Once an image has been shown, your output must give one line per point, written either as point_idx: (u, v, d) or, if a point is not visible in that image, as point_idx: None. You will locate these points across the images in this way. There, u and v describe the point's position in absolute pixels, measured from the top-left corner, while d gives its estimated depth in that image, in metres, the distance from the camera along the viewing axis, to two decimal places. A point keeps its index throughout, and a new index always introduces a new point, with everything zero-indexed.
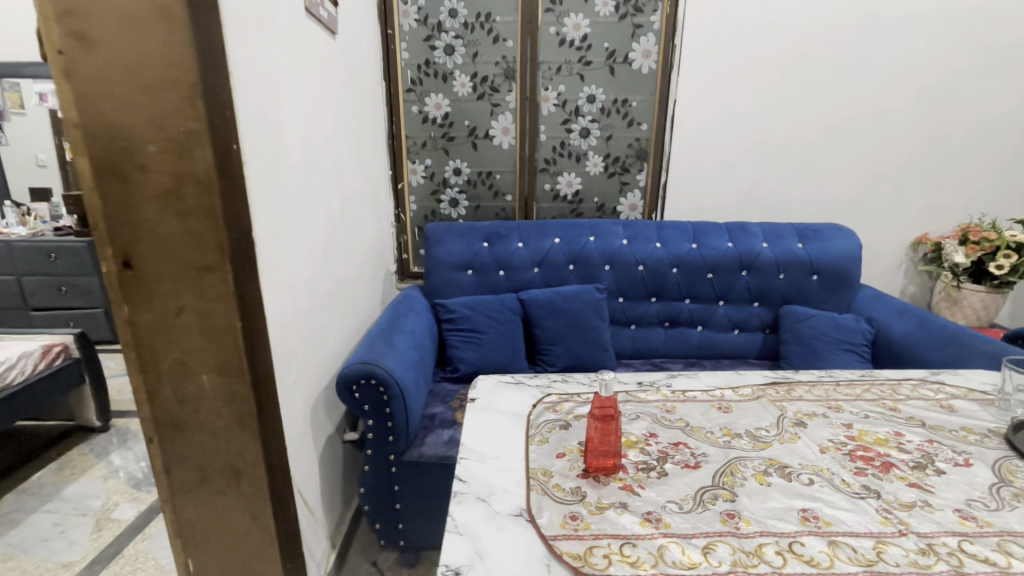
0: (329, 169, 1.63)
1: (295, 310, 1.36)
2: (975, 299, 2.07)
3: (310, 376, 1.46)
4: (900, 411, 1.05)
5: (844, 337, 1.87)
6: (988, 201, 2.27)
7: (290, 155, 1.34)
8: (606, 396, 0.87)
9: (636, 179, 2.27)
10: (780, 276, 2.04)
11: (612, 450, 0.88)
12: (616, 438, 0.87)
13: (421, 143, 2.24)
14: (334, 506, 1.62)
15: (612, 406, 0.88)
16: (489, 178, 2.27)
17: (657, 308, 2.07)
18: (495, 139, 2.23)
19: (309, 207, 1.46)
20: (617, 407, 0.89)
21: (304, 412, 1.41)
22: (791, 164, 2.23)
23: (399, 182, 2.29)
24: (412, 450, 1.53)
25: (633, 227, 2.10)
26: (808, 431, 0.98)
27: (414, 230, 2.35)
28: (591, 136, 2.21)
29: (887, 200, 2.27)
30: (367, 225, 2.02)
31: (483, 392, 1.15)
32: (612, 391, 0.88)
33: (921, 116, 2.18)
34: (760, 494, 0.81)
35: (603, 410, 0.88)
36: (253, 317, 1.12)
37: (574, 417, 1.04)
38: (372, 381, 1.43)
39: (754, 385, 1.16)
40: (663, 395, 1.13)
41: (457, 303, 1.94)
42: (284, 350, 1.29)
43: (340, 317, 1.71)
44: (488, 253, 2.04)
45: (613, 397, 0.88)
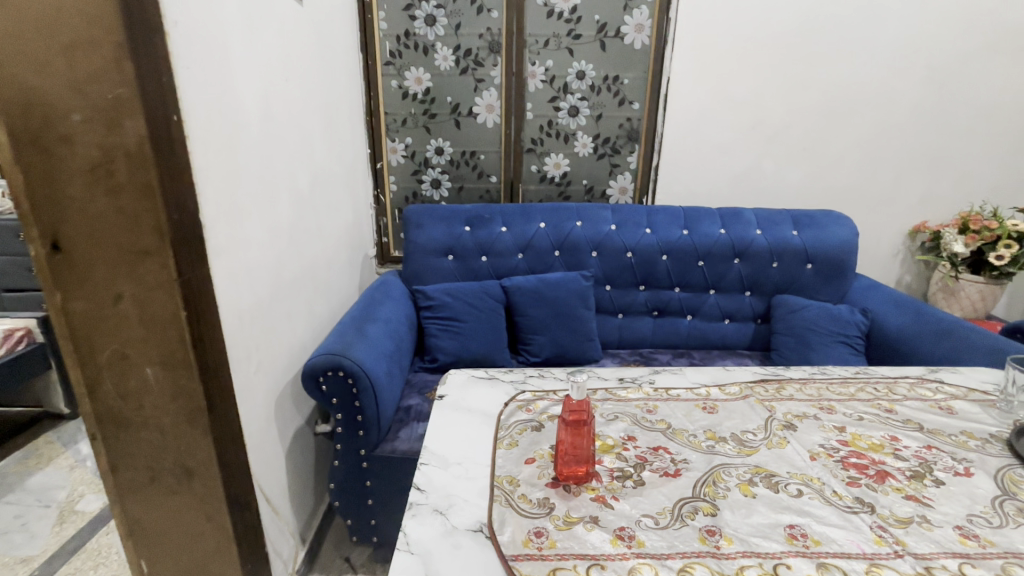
0: (296, 145, 1.52)
1: (255, 296, 1.27)
2: (973, 290, 2.00)
3: (275, 366, 1.37)
4: (896, 413, 0.98)
5: (838, 329, 1.80)
6: (990, 189, 2.19)
7: (247, 128, 1.23)
8: (578, 400, 0.79)
9: (626, 161, 2.17)
10: (773, 265, 1.96)
11: (585, 460, 0.80)
12: (588, 445, 0.80)
13: (401, 120, 2.13)
14: (304, 501, 1.56)
15: (586, 412, 0.80)
16: (473, 158, 2.17)
17: (646, 297, 1.99)
18: (479, 117, 2.11)
19: (269, 186, 1.36)
20: (590, 412, 0.81)
21: (267, 404, 1.34)
22: (788, 148, 2.14)
23: (378, 161, 2.18)
24: (384, 445, 1.46)
25: (622, 211, 2.00)
26: (797, 434, 0.92)
27: (394, 212, 2.25)
28: (580, 115, 2.10)
29: (886, 186, 2.19)
30: (342, 207, 1.92)
31: (452, 388, 1.08)
32: (586, 395, 0.80)
33: (924, 99, 2.08)
34: (743, 507, 0.74)
35: (575, 415, 0.80)
36: (201, 306, 1.03)
37: (547, 417, 0.97)
38: (339, 373, 1.35)
39: (742, 383, 1.09)
40: (645, 393, 1.06)
41: (436, 289, 1.85)
42: (241, 340, 1.20)
43: (310, 303, 1.62)
44: (469, 237, 1.95)
45: (587, 402, 0.80)
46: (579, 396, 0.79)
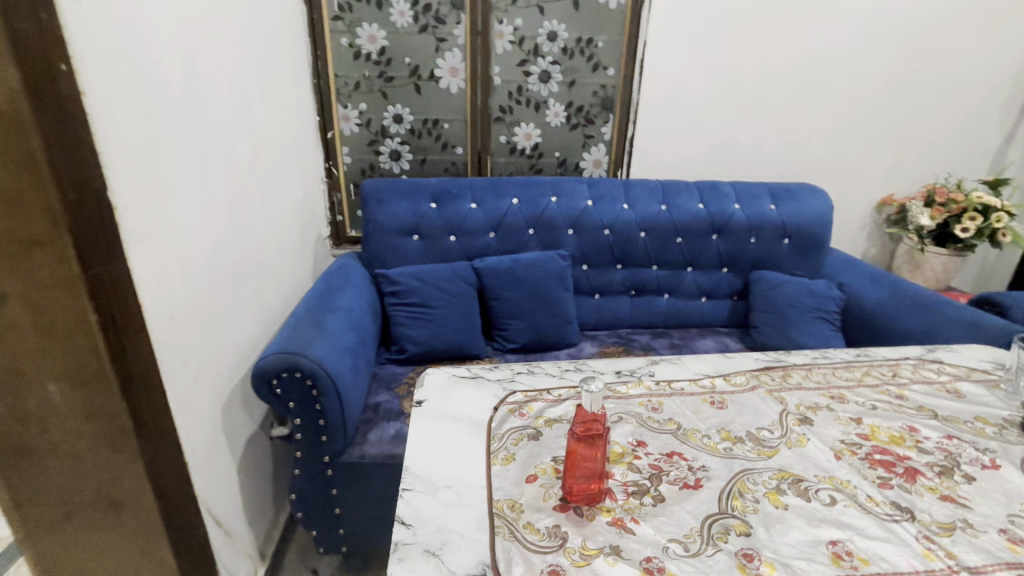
0: (230, 110, 1.30)
1: (189, 290, 1.08)
2: (937, 262, 2.04)
3: (219, 368, 1.19)
4: (908, 399, 0.93)
5: (817, 305, 1.79)
6: (952, 161, 2.21)
7: (165, 87, 1.02)
8: (592, 409, 0.69)
9: (600, 132, 2.04)
10: (752, 240, 1.91)
11: (597, 480, 0.70)
12: (602, 459, 0.69)
13: (354, 84, 1.90)
14: (262, 514, 1.40)
15: (600, 423, 0.70)
16: (436, 127, 1.97)
17: (623, 276, 1.90)
18: (442, 81, 1.92)
19: (200, 159, 1.15)
20: (604, 422, 0.70)
21: (213, 413, 1.16)
22: (763, 117, 2.07)
23: (329, 130, 1.95)
24: (351, 450, 1.31)
25: (598, 185, 1.89)
26: (815, 429, 0.85)
27: (349, 188, 2.04)
28: (552, 80, 1.95)
29: (856, 159, 2.18)
30: (290, 182, 1.70)
31: (432, 392, 0.94)
32: (602, 405, 0.70)
33: (895, 70, 2.06)
34: (777, 523, 0.66)
35: (587, 426, 0.69)
36: (122, 305, 0.84)
37: (544, 423, 0.85)
38: (295, 374, 1.18)
39: (747, 372, 1.01)
40: (647, 387, 0.96)
41: (401, 273, 1.69)
42: (175, 342, 1.01)
43: (258, 293, 1.42)
44: (436, 215, 1.78)
45: (603, 412, 0.70)
46: (595, 405, 0.69)
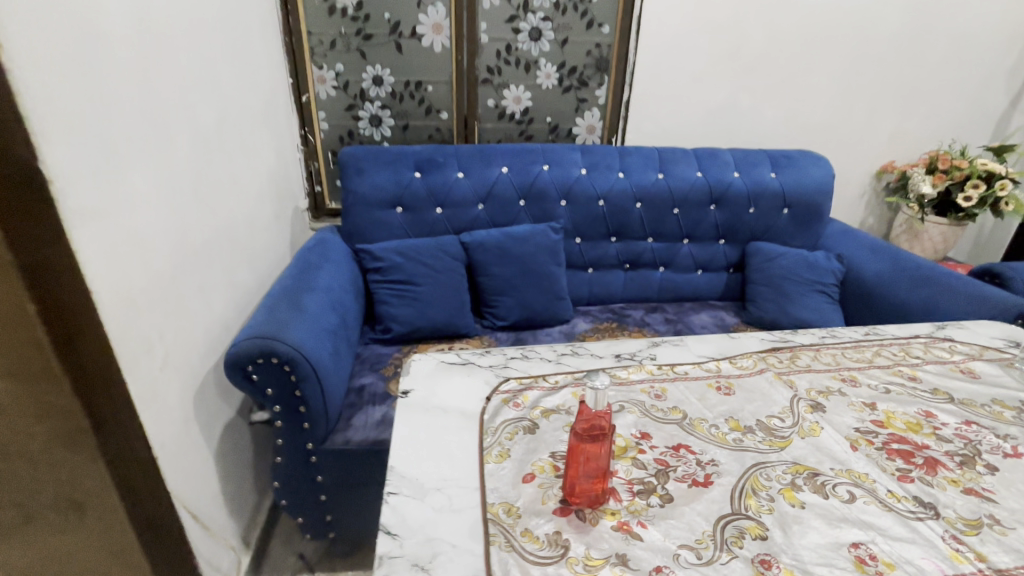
0: (190, 70, 1.17)
1: (151, 271, 0.98)
2: (936, 232, 2.00)
3: (189, 355, 1.10)
4: (921, 381, 0.89)
5: (816, 278, 1.74)
6: (955, 126, 2.15)
7: (109, 42, 0.89)
8: (597, 408, 0.63)
9: (594, 95, 1.92)
10: (750, 210, 1.84)
11: (601, 483, 0.64)
12: (605, 460, 0.63)
13: (329, 42, 1.75)
14: (244, 500, 1.35)
15: (603, 421, 0.64)
16: (419, 89, 1.84)
17: (618, 249, 1.83)
18: (425, 39, 1.77)
19: (157, 124, 1.03)
20: (611, 422, 0.64)
21: (184, 403, 1.08)
22: (765, 80, 1.97)
23: (304, 93, 1.81)
24: (335, 436, 1.25)
25: (592, 153, 1.79)
26: (828, 416, 0.80)
27: (328, 156, 1.91)
28: (543, 39, 1.82)
29: (858, 124, 2.09)
30: (262, 150, 1.58)
31: (419, 380, 0.87)
32: (607, 402, 0.64)
33: (903, 29, 1.95)
34: (795, 524, 0.61)
35: (590, 426, 0.63)
36: (68, 291, 0.75)
37: (541, 414, 0.79)
38: (271, 359, 1.11)
39: (753, 354, 0.96)
40: (649, 372, 0.90)
41: (385, 248, 1.60)
42: (138, 330, 0.92)
43: (230, 271, 1.33)
44: (421, 186, 1.67)
45: (607, 409, 0.63)
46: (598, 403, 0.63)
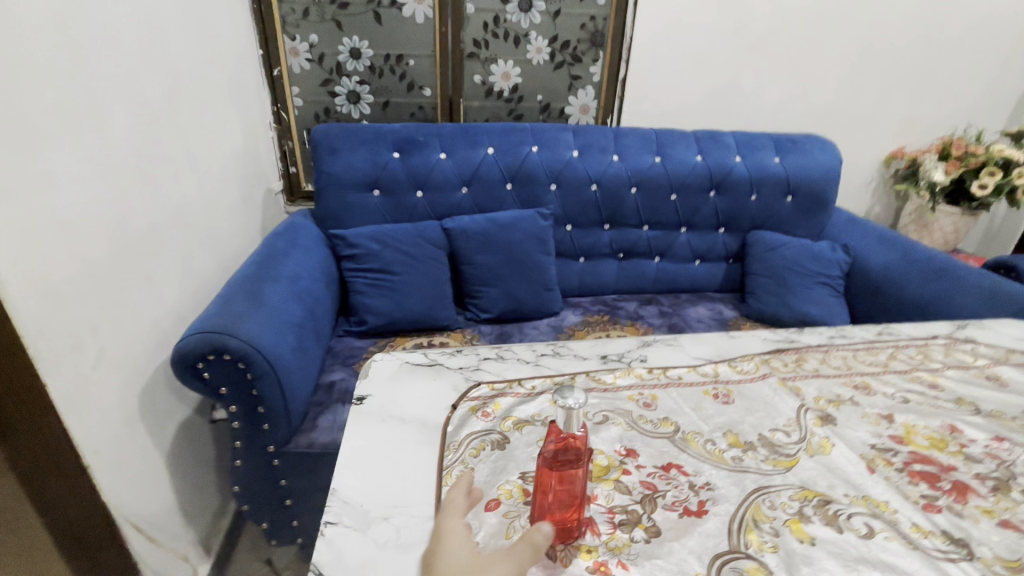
0: (133, 33, 1.05)
1: (80, 258, 0.87)
2: (947, 222, 1.90)
3: (132, 351, 1.00)
4: (943, 389, 0.79)
5: (820, 270, 1.63)
6: (970, 110, 2.03)
7: None
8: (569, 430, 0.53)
9: (588, 72, 1.80)
10: (752, 197, 1.73)
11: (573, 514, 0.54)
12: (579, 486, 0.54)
13: (301, 10, 1.62)
14: (204, 504, 1.26)
15: (575, 441, 0.55)
16: (400, 63, 1.71)
17: (610, 237, 1.72)
18: (406, 8, 1.64)
19: (89, 92, 0.91)
20: (585, 443, 0.55)
21: (127, 404, 0.98)
22: (772, 58, 1.85)
23: (275, 66, 1.68)
24: (299, 438, 1.15)
25: (585, 134, 1.67)
26: (840, 430, 0.70)
27: (302, 135, 1.79)
28: (534, 10, 1.68)
29: (868, 107, 1.98)
30: (227, 127, 1.46)
31: (377, 384, 0.77)
32: (583, 423, 0.54)
33: (920, 5, 1.83)
34: (804, 565, 0.52)
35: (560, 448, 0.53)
36: None
37: (513, 426, 0.69)
38: (223, 356, 1.00)
39: (755, 356, 0.86)
40: (638, 376, 0.80)
41: (360, 234, 1.49)
42: (62, 324, 0.82)
43: (186, 258, 1.22)
44: (400, 167, 1.55)
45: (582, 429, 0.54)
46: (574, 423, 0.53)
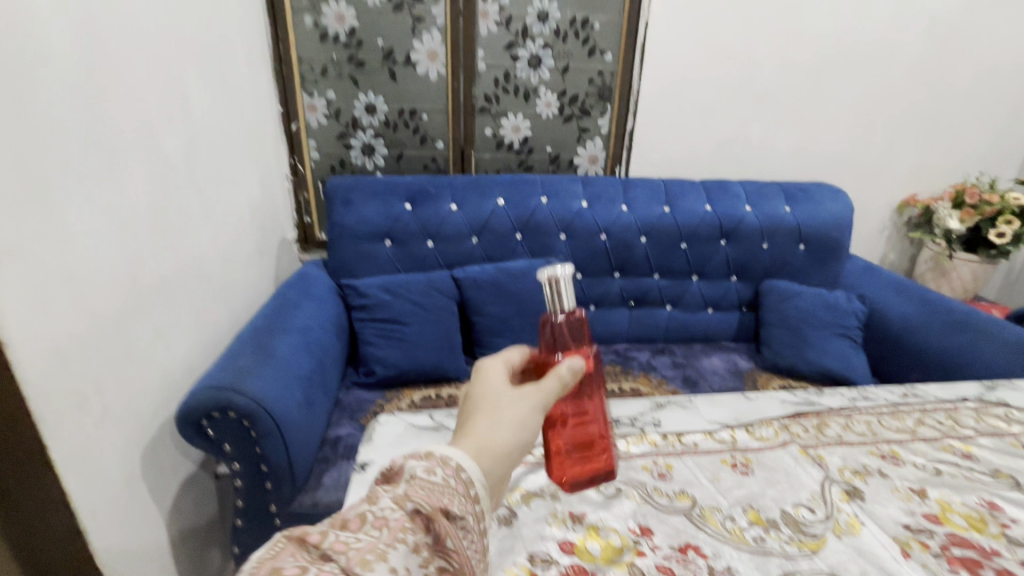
0: (157, 97, 1.09)
1: (91, 315, 0.87)
2: (966, 270, 1.87)
3: (139, 407, 0.99)
4: (977, 460, 0.75)
5: (837, 320, 1.60)
6: (981, 159, 2.04)
7: (50, 61, 0.80)
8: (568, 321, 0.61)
9: (596, 124, 1.84)
10: (763, 246, 1.72)
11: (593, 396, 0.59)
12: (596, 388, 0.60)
13: (320, 69, 1.69)
14: (203, 563, 1.22)
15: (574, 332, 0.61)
16: (414, 118, 1.77)
17: (621, 285, 1.71)
18: (420, 66, 1.71)
19: (109, 152, 0.94)
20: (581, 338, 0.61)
21: (129, 460, 0.96)
22: (779, 110, 1.88)
23: (293, 121, 1.74)
24: (302, 496, 1.12)
25: (594, 184, 1.69)
26: (869, 506, 0.66)
27: (317, 186, 1.83)
28: (543, 67, 1.74)
29: (878, 156, 1.99)
30: (244, 180, 1.50)
31: (382, 450, 0.74)
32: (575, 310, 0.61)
33: (924, 59, 1.86)
34: None
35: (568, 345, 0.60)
36: None
37: (521, 499, 0.66)
38: (228, 413, 0.99)
39: (774, 421, 0.82)
40: (652, 443, 0.77)
41: (370, 285, 1.50)
42: (68, 383, 0.82)
43: (198, 309, 1.22)
44: (412, 218, 1.58)
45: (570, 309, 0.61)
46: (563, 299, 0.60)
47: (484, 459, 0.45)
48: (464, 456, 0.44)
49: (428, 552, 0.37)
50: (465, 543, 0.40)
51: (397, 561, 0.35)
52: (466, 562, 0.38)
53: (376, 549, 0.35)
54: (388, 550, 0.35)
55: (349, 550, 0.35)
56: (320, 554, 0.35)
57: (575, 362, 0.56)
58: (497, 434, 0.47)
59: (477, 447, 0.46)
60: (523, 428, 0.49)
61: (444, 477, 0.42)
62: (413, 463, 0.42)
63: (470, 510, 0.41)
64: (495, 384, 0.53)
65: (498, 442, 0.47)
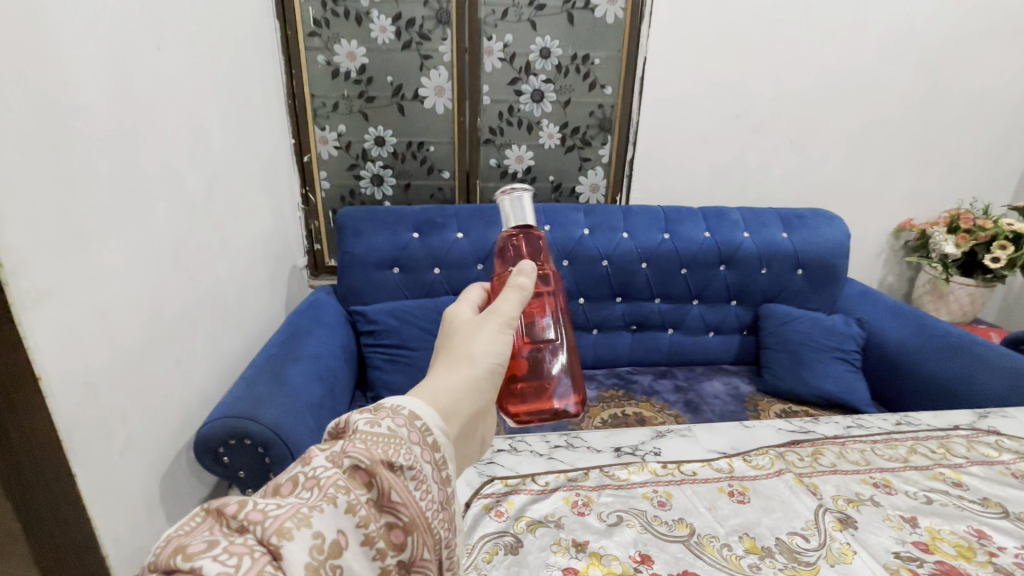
0: (181, 139, 1.15)
1: (117, 348, 0.92)
2: (964, 294, 1.90)
3: (159, 435, 1.03)
4: (967, 488, 0.77)
5: (836, 344, 1.62)
6: (975, 185, 2.09)
7: (86, 114, 0.86)
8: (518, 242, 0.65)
9: (598, 154, 1.90)
10: (762, 271, 1.76)
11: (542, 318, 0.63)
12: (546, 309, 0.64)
13: (331, 104, 1.76)
14: None
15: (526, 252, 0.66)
16: (421, 149, 1.84)
17: (623, 310, 1.75)
18: (427, 101, 1.78)
19: (137, 194, 0.99)
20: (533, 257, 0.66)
21: (149, 487, 1.00)
22: (775, 139, 1.93)
23: (305, 153, 1.81)
24: None
25: (596, 212, 1.74)
26: (861, 534, 0.69)
27: (328, 215, 1.90)
28: (546, 100, 1.81)
29: (873, 182, 2.04)
30: (259, 211, 1.56)
31: None
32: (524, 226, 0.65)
33: (915, 89, 1.92)
34: None
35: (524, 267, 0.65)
36: None
37: (526, 527, 0.69)
38: (243, 440, 1.02)
39: (770, 449, 0.85)
40: (652, 471, 0.80)
41: (379, 311, 1.55)
42: (95, 415, 0.86)
43: (214, 337, 1.27)
44: (419, 246, 1.63)
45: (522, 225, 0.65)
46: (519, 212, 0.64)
47: (441, 402, 0.47)
48: (416, 406, 0.45)
49: (371, 508, 0.38)
50: (415, 494, 0.40)
51: (328, 523, 0.35)
52: (416, 514, 0.39)
53: (299, 514, 0.34)
54: (312, 513, 0.34)
55: (266, 518, 0.33)
56: (235, 526, 0.33)
57: (525, 264, 0.61)
58: (456, 374, 0.51)
59: (434, 394, 0.48)
60: (482, 366, 0.53)
61: (392, 427, 0.42)
62: (359, 417, 0.42)
63: (426, 458, 0.42)
64: (459, 319, 0.58)
65: (455, 381, 0.50)
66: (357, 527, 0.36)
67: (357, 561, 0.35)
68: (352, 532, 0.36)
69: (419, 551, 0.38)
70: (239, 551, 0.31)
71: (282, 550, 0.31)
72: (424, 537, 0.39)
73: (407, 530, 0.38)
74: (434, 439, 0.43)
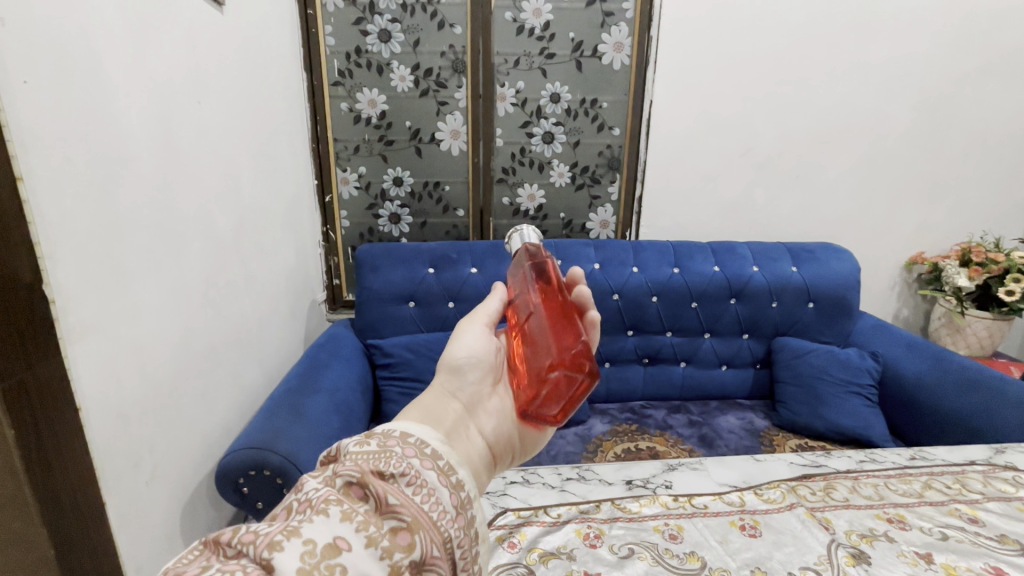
0: (215, 184, 1.23)
1: (149, 380, 0.97)
2: (981, 327, 1.88)
3: (182, 466, 1.07)
4: (984, 524, 0.77)
5: (851, 378, 1.61)
6: (984, 218, 2.10)
7: (134, 164, 0.93)
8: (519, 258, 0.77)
9: (607, 192, 1.96)
10: (773, 305, 1.77)
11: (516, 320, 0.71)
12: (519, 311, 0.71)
13: (353, 147, 1.86)
14: None
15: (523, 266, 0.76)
16: (437, 189, 1.92)
17: (635, 343, 1.77)
18: (443, 143, 1.87)
19: (174, 235, 1.06)
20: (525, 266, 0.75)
21: (170, 516, 1.03)
22: (781, 176, 1.98)
23: (327, 194, 1.90)
24: None
25: (606, 248, 1.78)
26: (875, 569, 0.68)
27: (347, 251, 1.98)
28: (556, 141, 1.89)
29: (881, 217, 2.06)
30: (282, 249, 1.63)
31: None
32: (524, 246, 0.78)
33: (917, 126, 1.96)
34: None
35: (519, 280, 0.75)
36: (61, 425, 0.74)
37: (538, 558, 0.70)
38: (262, 471, 1.05)
39: (781, 483, 0.86)
40: (663, 504, 0.81)
41: (395, 344, 1.60)
42: (126, 445, 0.90)
43: (237, 371, 1.32)
44: (435, 281, 1.68)
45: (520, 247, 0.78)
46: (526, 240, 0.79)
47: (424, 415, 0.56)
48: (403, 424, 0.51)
49: (372, 516, 0.41)
50: (414, 497, 0.43)
51: (322, 532, 0.38)
52: (417, 514, 0.42)
53: (287, 528, 0.37)
54: (302, 526, 0.38)
55: (257, 537, 0.36)
56: (231, 551, 0.36)
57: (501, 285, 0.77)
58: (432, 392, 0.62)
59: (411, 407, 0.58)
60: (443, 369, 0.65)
61: (382, 445, 0.46)
62: (349, 442, 0.47)
63: (427, 466, 0.46)
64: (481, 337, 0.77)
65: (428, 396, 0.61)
66: (357, 531, 0.39)
67: (364, 560, 0.37)
68: (353, 536, 0.38)
69: (428, 547, 0.41)
70: (231, 569, 0.34)
71: (273, 562, 0.35)
72: (430, 534, 0.42)
73: (412, 530, 0.41)
74: (431, 448, 0.48)
